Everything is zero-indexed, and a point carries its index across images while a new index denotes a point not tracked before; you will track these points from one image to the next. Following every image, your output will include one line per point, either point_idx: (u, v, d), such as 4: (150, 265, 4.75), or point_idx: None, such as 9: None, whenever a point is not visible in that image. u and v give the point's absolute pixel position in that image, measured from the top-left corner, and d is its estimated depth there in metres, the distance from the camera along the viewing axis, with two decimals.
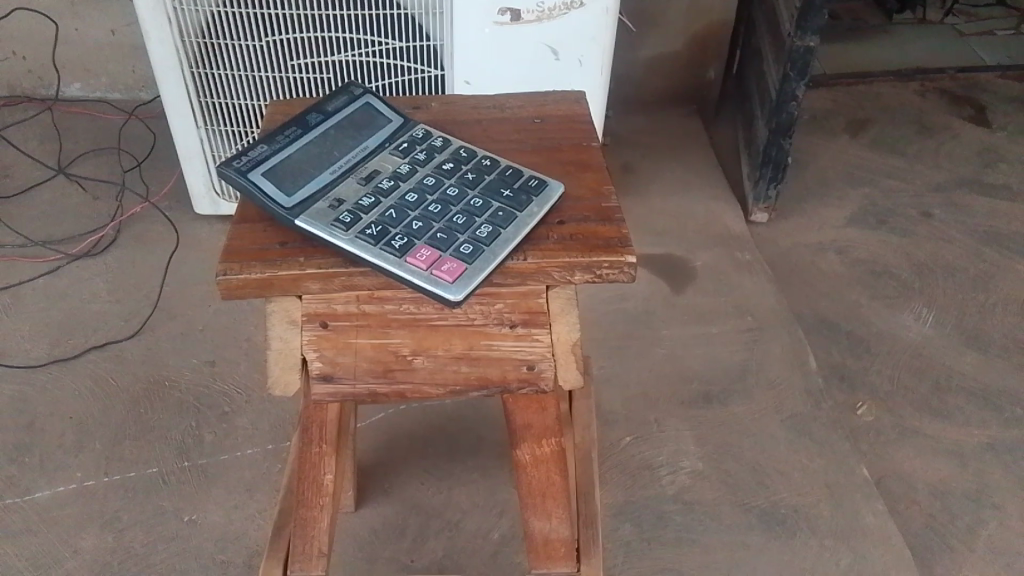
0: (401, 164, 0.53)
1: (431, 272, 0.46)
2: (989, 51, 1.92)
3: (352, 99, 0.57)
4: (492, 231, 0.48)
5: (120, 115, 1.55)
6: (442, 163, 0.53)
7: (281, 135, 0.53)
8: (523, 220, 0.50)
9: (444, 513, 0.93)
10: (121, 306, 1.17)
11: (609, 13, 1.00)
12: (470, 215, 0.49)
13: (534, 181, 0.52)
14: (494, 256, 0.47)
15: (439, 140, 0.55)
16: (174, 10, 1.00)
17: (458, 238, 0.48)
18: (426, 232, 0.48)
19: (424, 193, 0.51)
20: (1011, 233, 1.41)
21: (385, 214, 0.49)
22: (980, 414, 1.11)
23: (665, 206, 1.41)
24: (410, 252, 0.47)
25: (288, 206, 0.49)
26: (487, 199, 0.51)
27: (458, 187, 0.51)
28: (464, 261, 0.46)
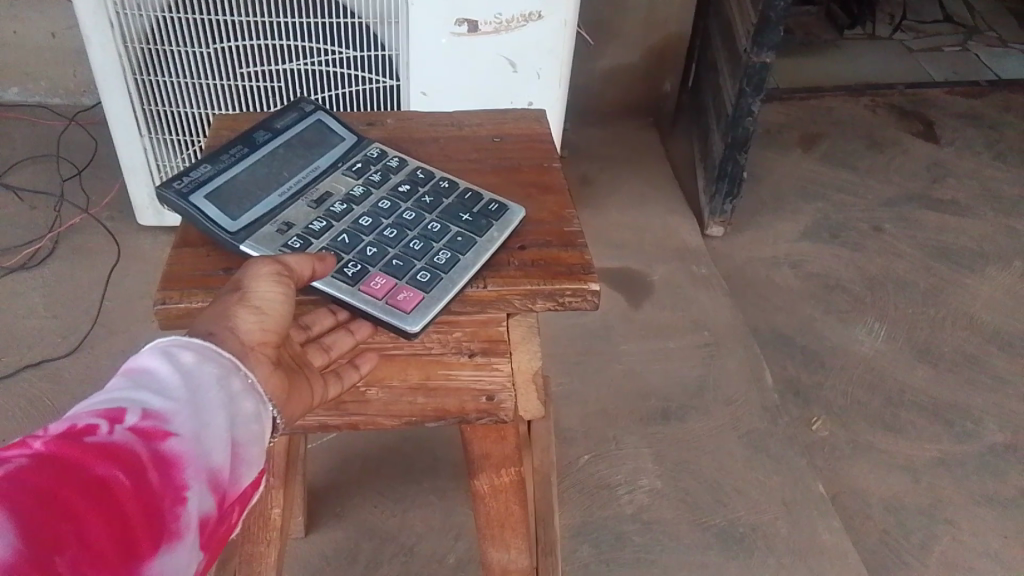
0: (354, 186, 0.51)
1: (386, 302, 0.43)
2: (937, 67, 1.96)
3: (303, 115, 0.54)
4: (451, 257, 0.46)
5: (60, 120, 1.49)
6: (398, 185, 0.51)
7: (225, 154, 0.50)
8: (483, 246, 0.48)
9: (398, 537, 0.90)
10: (57, 322, 1.12)
11: (567, 25, 0.99)
12: (427, 241, 0.47)
13: (495, 205, 0.50)
14: (454, 283, 0.45)
15: (394, 160, 0.53)
16: (116, 14, 0.96)
17: (416, 265, 0.46)
18: (380, 259, 0.46)
19: (378, 217, 0.48)
20: (958, 248, 1.44)
21: (337, 239, 0.46)
22: (932, 428, 1.12)
23: (621, 218, 1.40)
24: (363, 280, 0.44)
25: (231, 229, 0.46)
26: (445, 223, 0.49)
27: (415, 211, 0.49)
28: (422, 289, 0.44)
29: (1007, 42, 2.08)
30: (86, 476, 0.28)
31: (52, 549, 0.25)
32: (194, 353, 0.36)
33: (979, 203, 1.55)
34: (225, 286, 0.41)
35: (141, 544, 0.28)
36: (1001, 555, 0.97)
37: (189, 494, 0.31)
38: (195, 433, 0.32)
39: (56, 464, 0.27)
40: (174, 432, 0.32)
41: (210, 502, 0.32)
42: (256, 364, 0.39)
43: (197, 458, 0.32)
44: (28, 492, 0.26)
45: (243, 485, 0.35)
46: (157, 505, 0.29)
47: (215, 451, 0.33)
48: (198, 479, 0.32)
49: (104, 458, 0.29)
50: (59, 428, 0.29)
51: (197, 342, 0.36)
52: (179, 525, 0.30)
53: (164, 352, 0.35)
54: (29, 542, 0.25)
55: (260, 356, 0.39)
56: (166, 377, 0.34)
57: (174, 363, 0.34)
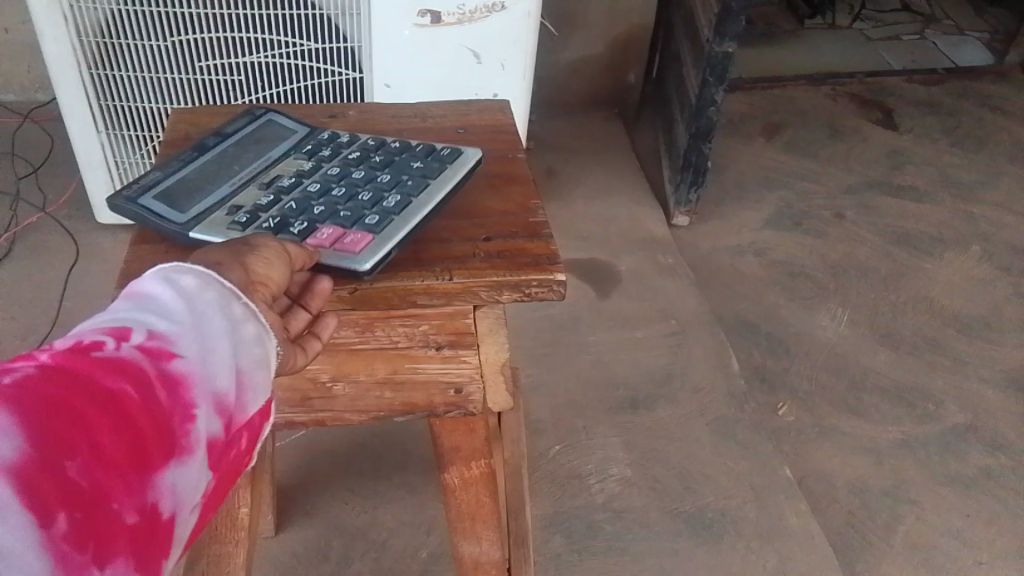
0: (303, 164, 0.50)
1: (336, 246, 0.43)
2: (895, 56, 1.99)
3: (251, 117, 0.54)
4: (401, 201, 0.47)
5: (13, 118, 1.45)
6: (348, 151, 0.51)
7: (176, 161, 0.50)
8: (435, 186, 0.48)
9: (369, 533, 0.90)
10: (15, 323, 1.10)
11: (530, 16, 0.99)
12: (377, 191, 0.47)
13: (446, 152, 0.51)
14: (404, 223, 0.45)
15: (343, 135, 0.53)
16: (70, 8, 0.94)
17: (365, 212, 0.46)
18: (328, 213, 0.46)
19: (328, 180, 0.48)
20: (918, 233, 1.46)
21: (283, 204, 0.46)
22: (895, 410, 1.14)
23: (588, 209, 1.41)
24: (310, 233, 0.44)
25: (181, 220, 0.45)
26: (394, 175, 0.49)
27: (366, 170, 0.49)
28: (371, 233, 0.44)
29: (963, 30, 2.12)
30: (93, 388, 0.26)
31: (60, 454, 0.24)
32: (200, 276, 0.33)
33: (937, 189, 1.57)
34: (227, 241, 0.38)
35: (151, 457, 0.27)
36: (963, 533, 1.00)
37: (197, 413, 0.29)
38: (202, 355, 0.30)
39: (62, 374, 0.26)
40: (181, 353, 0.30)
41: (217, 424, 0.30)
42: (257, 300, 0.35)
43: (204, 380, 0.30)
44: (33, 399, 0.24)
45: (250, 412, 0.33)
46: (166, 422, 0.28)
47: (222, 376, 0.31)
48: (205, 400, 0.30)
49: (110, 370, 0.27)
50: (63, 345, 0.27)
51: (200, 268, 0.34)
52: (186, 442, 0.28)
53: (168, 273, 0.33)
54: (34, 448, 0.23)
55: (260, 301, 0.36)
56: (173, 298, 0.31)
57: (178, 284, 0.32)
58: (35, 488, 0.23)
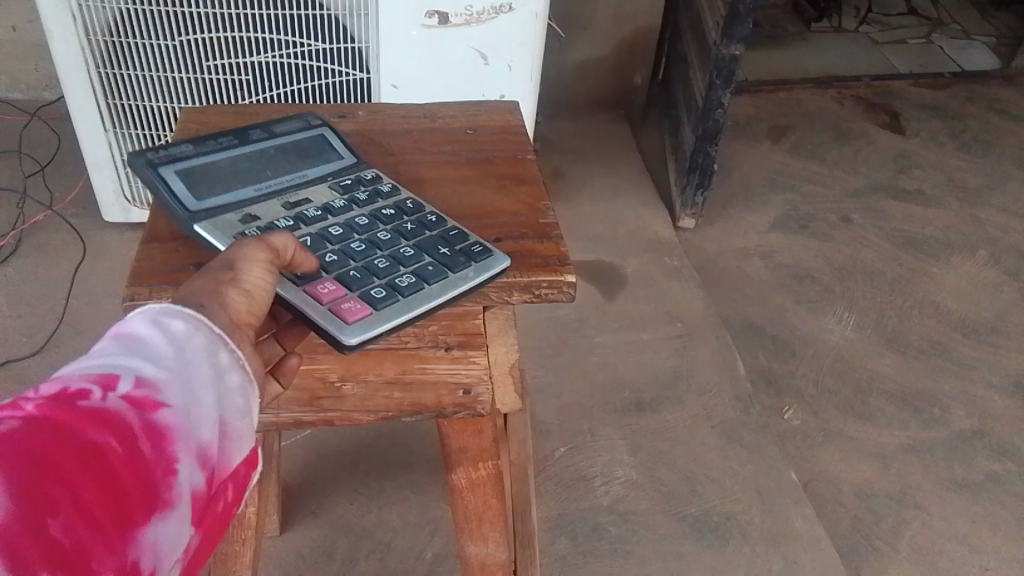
0: (336, 199, 0.50)
1: (330, 306, 0.41)
2: (902, 60, 1.98)
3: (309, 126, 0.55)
4: (414, 283, 0.44)
5: (21, 115, 1.45)
6: (383, 207, 0.50)
7: (213, 142, 0.51)
8: (454, 282, 0.45)
9: (374, 533, 0.90)
10: (21, 321, 1.10)
11: (537, 18, 0.99)
12: (395, 262, 0.45)
13: (479, 248, 0.47)
14: (408, 307, 0.43)
15: (388, 185, 0.52)
16: (79, 7, 0.94)
17: (373, 284, 0.44)
18: (339, 268, 0.44)
19: (351, 230, 0.47)
20: (924, 237, 1.46)
21: (301, 240, 0.46)
22: (901, 414, 1.14)
23: (594, 211, 1.41)
24: (313, 281, 0.43)
25: (191, 207, 0.46)
26: (419, 249, 0.47)
27: (393, 233, 0.48)
28: (370, 307, 0.42)
29: (971, 34, 2.12)
30: (79, 442, 0.25)
31: (43, 517, 0.23)
32: (188, 318, 0.33)
33: (944, 193, 1.57)
34: (203, 266, 0.37)
35: (135, 516, 0.26)
36: (969, 538, 0.99)
37: (181, 466, 0.29)
38: (188, 406, 0.30)
39: (47, 427, 0.25)
40: (168, 403, 0.29)
41: (200, 476, 0.30)
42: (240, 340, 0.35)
43: (189, 430, 0.29)
44: (17, 457, 0.23)
45: (234, 461, 0.32)
46: (151, 478, 0.27)
47: (207, 426, 0.31)
48: (191, 453, 0.29)
49: (96, 424, 0.26)
50: (49, 390, 0.26)
51: (189, 309, 0.33)
52: (171, 495, 0.28)
53: (155, 315, 0.32)
54: (16, 508, 0.23)
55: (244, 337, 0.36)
56: (160, 341, 0.31)
57: (167, 328, 0.32)
58: (16, 552, 0.22)
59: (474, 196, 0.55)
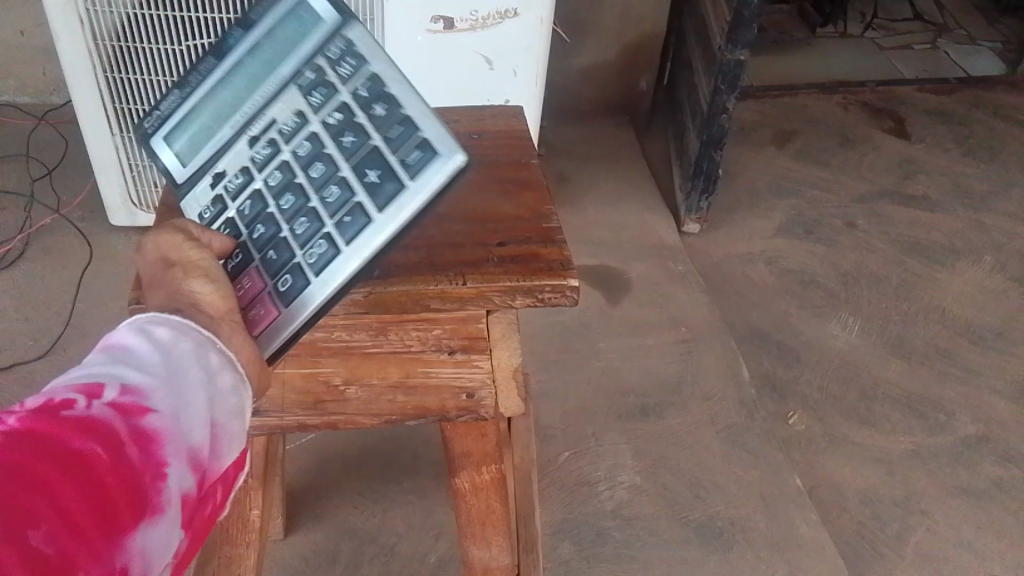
0: (292, 113, 0.44)
1: (246, 310, 0.40)
2: (907, 65, 1.98)
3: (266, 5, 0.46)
4: (325, 249, 0.39)
5: (29, 120, 1.46)
6: (329, 114, 0.43)
7: (196, 73, 0.48)
8: (367, 241, 0.39)
9: (378, 537, 0.90)
10: (28, 324, 1.11)
11: (543, 22, 0.98)
12: (318, 216, 0.41)
13: (415, 162, 0.39)
14: (336, 275, 0.39)
15: (348, 63, 0.43)
16: (86, 11, 0.94)
17: (293, 262, 0.40)
18: (267, 244, 0.42)
19: (292, 167, 0.43)
20: (930, 243, 1.46)
21: (244, 207, 0.44)
22: (907, 421, 1.14)
23: (598, 216, 1.41)
24: (239, 275, 0.42)
25: (179, 180, 0.47)
26: (350, 175, 0.41)
27: (330, 163, 0.41)
28: (279, 307, 0.40)
29: (976, 40, 2.11)
30: (63, 448, 0.26)
31: (25, 524, 0.23)
32: (175, 331, 0.34)
33: (949, 199, 1.57)
34: (156, 278, 0.40)
35: (123, 518, 0.26)
36: (974, 544, 0.99)
37: (169, 471, 0.29)
38: (176, 410, 0.31)
39: (29, 434, 0.25)
40: (155, 409, 0.30)
41: (190, 480, 0.30)
42: (229, 332, 0.37)
43: (177, 435, 0.30)
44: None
45: (225, 464, 0.33)
46: (139, 480, 0.27)
47: (196, 429, 0.31)
48: (180, 455, 0.30)
49: (80, 430, 0.27)
50: (34, 401, 0.27)
51: (175, 318, 0.35)
52: (160, 501, 0.28)
53: (140, 328, 0.34)
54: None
55: (232, 327, 0.37)
56: (147, 354, 0.32)
57: (152, 339, 0.33)
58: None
59: (477, 201, 0.55)
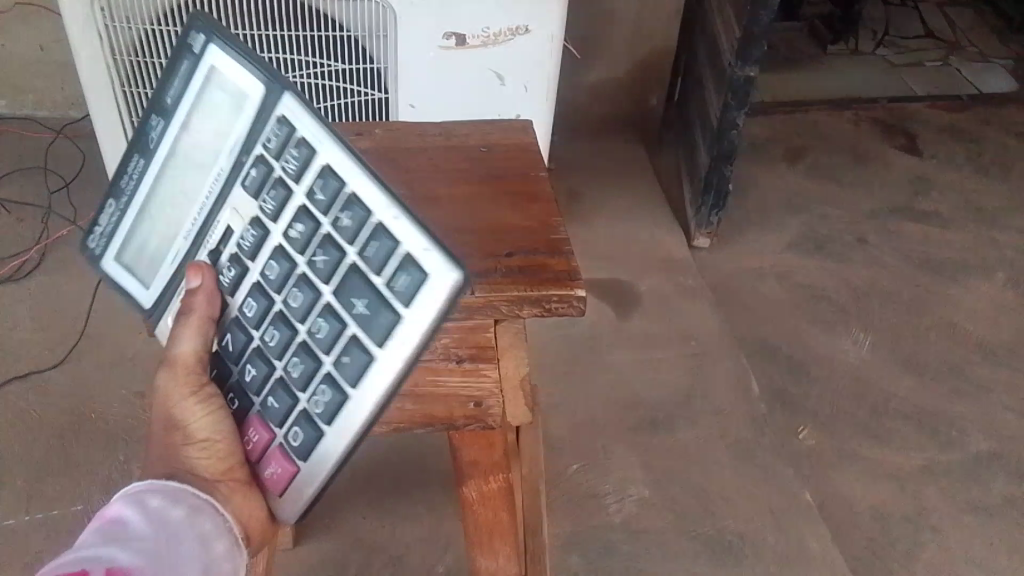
0: (273, 255, 0.41)
1: (264, 472, 0.42)
2: (918, 82, 1.98)
3: (257, 94, 0.41)
4: (330, 403, 0.39)
5: (47, 133, 1.48)
6: (314, 253, 0.40)
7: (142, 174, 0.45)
8: (377, 383, 0.38)
9: (387, 548, 0.90)
10: (44, 335, 1.13)
11: (553, 40, 1.00)
12: (316, 365, 0.40)
13: (417, 281, 0.36)
14: (323, 459, 0.39)
15: (347, 215, 0.38)
16: (105, 28, 0.94)
17: (298, 409, 0.40)
18: (262, 386, 0.42)
19: (271, 301, 0.41)
20: (942, 259, 1.45)
21: (226, 343, 0.43)
22: (918, 437, 1.13)
23: (607, 230, 1.41)
24: (242, 424, 0.43)
25: (148, 308, 0.47)
26: (347, 319, 0.39)
27: (324, 312, 0.39)
28: (294, 465, 0.40)
29: (988, 57, 2.11)
30: None
31: None
32: (161, 508, 0.40)
33: (961, 215, 1.56)
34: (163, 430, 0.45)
35: None
36: (985, 562, 0.99)
37: None
38: None
39: None
40: None
41: None
42: (226, 496, 0.43)
43: None
44: None
45: None
46: None
47: None
48: None
49: None
50: None
51: (174, 488, 0.42)
52: None
53: (138, 502, 0.39)
54: None
55: (231, 486, 0.43)
56: (137, 530, 0.38)
57: (144, 514, 0.39)
58: None
59: (487, 213, 0.57)
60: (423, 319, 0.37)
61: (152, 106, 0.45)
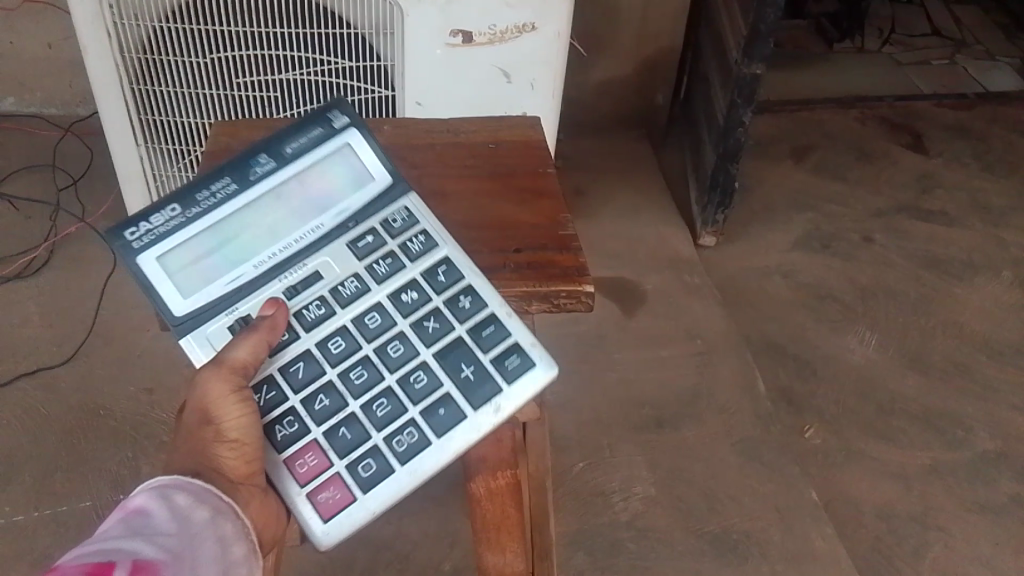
0: (375, 311, 0.49)
1: (312, 497, 0.45)
2: (925, 81, 1.98)
3: (389, 188, 0.53)
4: (411, 446, 0.46)
5: (55, 131, 1.48)
6: (422, 320, 0.49)
7: (231, 191, 0.50)
8: (460, 437, 0.46)
9: (393, 545, 0.91)
10: (53, 331, 1.14)
11: (560, 37, 1.00)
12: (401, 412, 0.47)
13: (517, 362, 0.48)
14: (387, 493, 0.45)
15: (467, 300, 0.50)
16: (114, 25, 0.94)
17: (372, 443, 0.46)
18: (332, 417, 0.47)
19: (363, 347, 0.48)
20: (949, 258, 1.45)
21: (296, 370, 0.48)
22: (924, 435, 1.13)
23: (614, 228, 1.41)
24: (293, 449, 0.46)
25: (177, 316, 0.48)
26: (444, 380, 0.48)
27: (421, 369, 0.48)
28: (354, 493, 0.45)
29: (995, 55, 2.11)
30: None
31: None
32: (187, 502, 0.41)
33: (968, 214, 1.56)
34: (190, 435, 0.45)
35: None
36: (991, 561, 0.99)
37: None
38: None
39: None
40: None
41: None
42: (244, 501, 0.44)
43: None
44: None
45: None
46: None
47: None
48: None
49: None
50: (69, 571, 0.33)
51: (199, 487, 0.43)
52: None
53: (164, 495, 0.41)
54: None
55: (250, 491, 0.45)
56: (161, 524, 0.39)
57: (169, 509, 0.40)
58: None
59: (495, 208, 0.57)
60: (521, 397, 0.47)
61: (265, 146, 0.51)
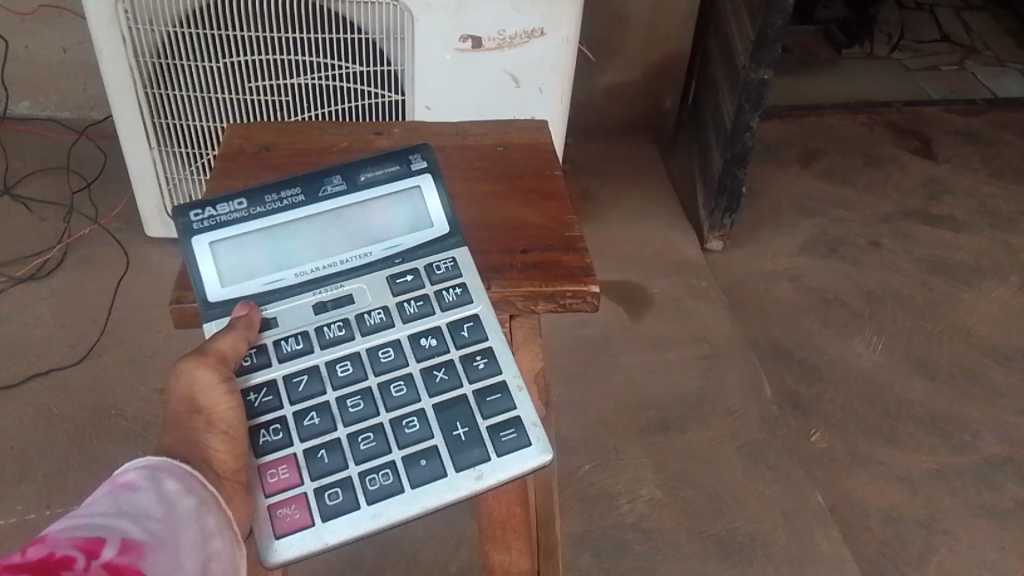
0: (387, 346, 0.50)
1: (272, 510, 0.45)
2: (934, 87, 1.98)
3: (443, 238, 0.53)
4: (382, 489, 0.45)
5: (70, 134, 1.50)
6: (432, 369, 0.49)
7: (296, 202, 0.51)
8: (432, 493, 0.45)
9: (401, 545, 0.91)
10: (66, 332, 1.15)
11: (569, 43, 1.00)
12: (386, 452, 0.46)
13: (511, 436, 0.47)
14: (344, 528, 0.44)
15: (482, 361, 0.49)
16: (129, 29, 0.96)
17: (345, 474, 0.46)
18: (317, 438, 0.47)
19: (367, 378, 0.49)
20: (955, 263, 1.45)
21: (297, 383, 0.48)
22: (930, 439, 1.13)
23: (621, 232, 1.42)
24: (271, 457, 0.46)
25: (211, 299, 0.49)
26: (435, 432, 0.47)
27: (416, 413, 0.48)
28: (313, 518, 0.45)
29: (1004, 61, 2.11)
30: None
31: None
32: (176, 488, 0.41)
33: (975, 219, 1.56)
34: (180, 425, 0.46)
35: None
36: (997, 564, 0.99)
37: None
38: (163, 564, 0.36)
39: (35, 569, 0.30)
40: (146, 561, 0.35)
41: None
42: (228, 496, 0.44)
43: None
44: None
45: None
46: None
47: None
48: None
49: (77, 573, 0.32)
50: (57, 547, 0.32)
51: (185, 472, 0.42)
52: None
53: (155, 479, 0.40)
54: None
55: (235, 488, 0.45)
56: (150, 505, 0.38)
57: (158, 493, 0.40)
58: None
59: (502, 210, 0.58)
60: (505, 472, 0.46)
61: (342, 169, 0.52)
